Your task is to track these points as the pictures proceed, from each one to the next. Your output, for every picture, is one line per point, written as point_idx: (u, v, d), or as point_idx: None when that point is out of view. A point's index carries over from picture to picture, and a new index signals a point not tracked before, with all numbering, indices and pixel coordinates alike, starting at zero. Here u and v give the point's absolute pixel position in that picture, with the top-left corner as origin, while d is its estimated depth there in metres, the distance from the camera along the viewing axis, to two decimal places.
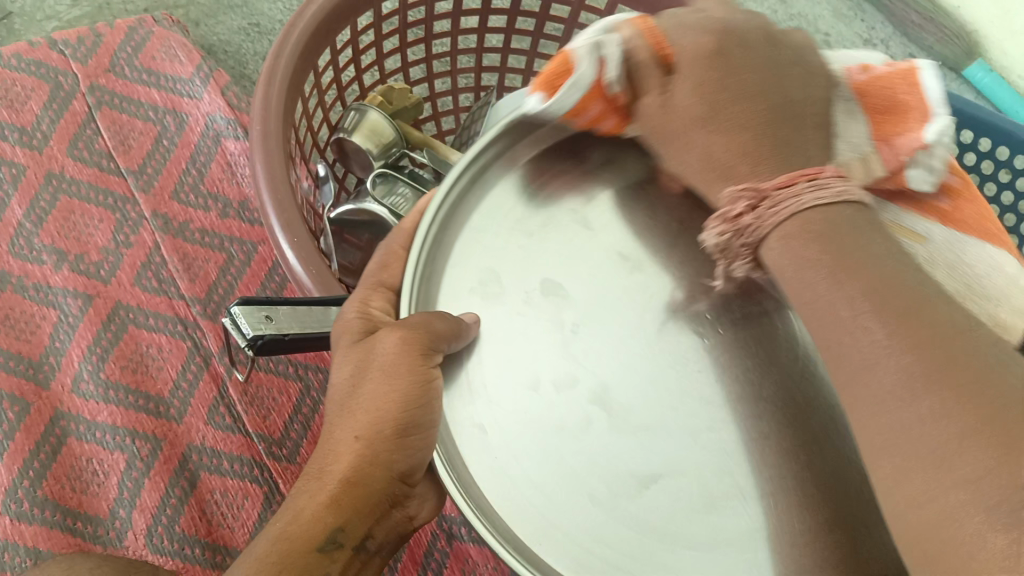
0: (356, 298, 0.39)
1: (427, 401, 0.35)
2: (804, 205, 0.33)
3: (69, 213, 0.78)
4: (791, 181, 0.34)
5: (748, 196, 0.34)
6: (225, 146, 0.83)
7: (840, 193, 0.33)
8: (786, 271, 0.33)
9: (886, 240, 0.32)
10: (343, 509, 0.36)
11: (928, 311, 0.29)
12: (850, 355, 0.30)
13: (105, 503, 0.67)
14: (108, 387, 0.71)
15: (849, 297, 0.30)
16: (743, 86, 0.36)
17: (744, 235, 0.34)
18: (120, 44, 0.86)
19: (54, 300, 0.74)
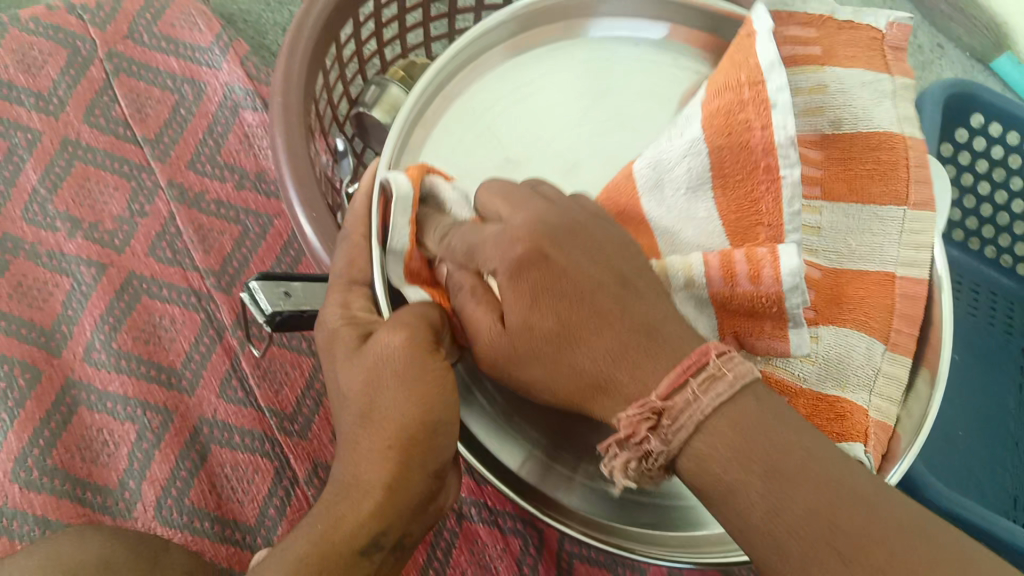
0: (339, 302, 0.38)
1: (443, 399, 0.35)
2: (706, 411, 0.32)
3: (84, 180, 0.77)
4: (680, 382, 0.33)
5: (647, 416, 0.33)
6: (242, 117, 0.82)
7: (734, 379, 0.33)
8: (698, 463, 0.32)
9: (765, 411, 0.33)
10: (386, 515, 0.35)
11: (789, 475, 0.32)
12: (730, 508, 0.32)
13: (115, 474, 0.67)
14: (120, 357, 0.71)
15: (724, 476, 0.32)
16: (571, 281, 0.36)
17: (652, 457, 0.33)
18: (139, 10, 0.84)
19: (68, 269, 0.73)
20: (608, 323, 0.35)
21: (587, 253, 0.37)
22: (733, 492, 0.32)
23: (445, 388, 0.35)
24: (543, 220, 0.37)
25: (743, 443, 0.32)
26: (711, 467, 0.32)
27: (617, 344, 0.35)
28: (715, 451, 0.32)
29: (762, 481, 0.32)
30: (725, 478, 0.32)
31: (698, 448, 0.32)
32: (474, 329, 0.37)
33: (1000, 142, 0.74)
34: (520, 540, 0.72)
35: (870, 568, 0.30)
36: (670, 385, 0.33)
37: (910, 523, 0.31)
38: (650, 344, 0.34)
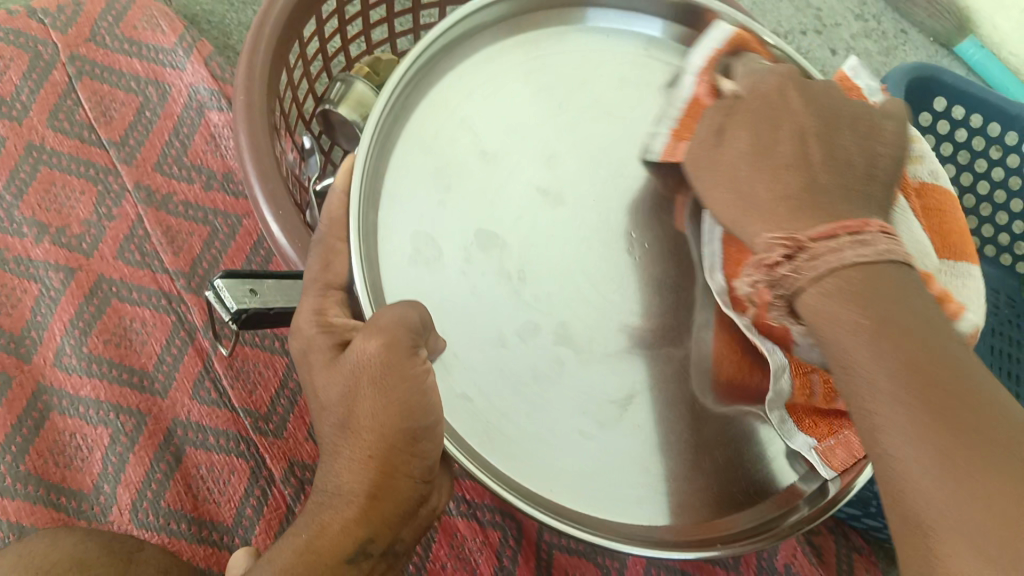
0: (312, 305, 0.38)
1: (424, 402, 0.35)
2: (846, 262, 0.34)
3: (50, 185, 0.76)
4: (833, 232, 0.35)
5: (785, 244, 0.35)
6: (208, 118, 0.82)
7: (884, 249, 0.34)
8: (816, 305, 0.34)
9: (918, 295, 0.33)
10: (373, 524, 0.35)
11: (938, 370, 0.30)
12: (856, 394, 0.32)
13: (89, 478, 0.67)
14: (92, 361, 0.70)
15: (863, 351, 0.32)
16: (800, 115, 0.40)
17: (779, 284, 0.36)
18: (101, 13, 0.84)
19: (36, 274, 0.73)
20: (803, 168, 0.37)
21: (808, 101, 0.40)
22: (851, 364, 0.32)
23: (366, 391, 0.35)
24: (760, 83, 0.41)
25: (871, 299, 0.33)
26: (839, 326, 0.33)
27: (795, 201, 0.37)
28: (839, 311, 0.33)
29: (905, 371, 0.31)
30: (849, 341, 0.32)
31: (818, 299, 0.34)
32: (416, 325, 0.36)
33: (964, 125, 0.76)
34: (498, 532, 0.73)
35: (987, 465, 0.28)
36: (817, 234, 0.35)
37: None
38: (818, 214, 0.36)
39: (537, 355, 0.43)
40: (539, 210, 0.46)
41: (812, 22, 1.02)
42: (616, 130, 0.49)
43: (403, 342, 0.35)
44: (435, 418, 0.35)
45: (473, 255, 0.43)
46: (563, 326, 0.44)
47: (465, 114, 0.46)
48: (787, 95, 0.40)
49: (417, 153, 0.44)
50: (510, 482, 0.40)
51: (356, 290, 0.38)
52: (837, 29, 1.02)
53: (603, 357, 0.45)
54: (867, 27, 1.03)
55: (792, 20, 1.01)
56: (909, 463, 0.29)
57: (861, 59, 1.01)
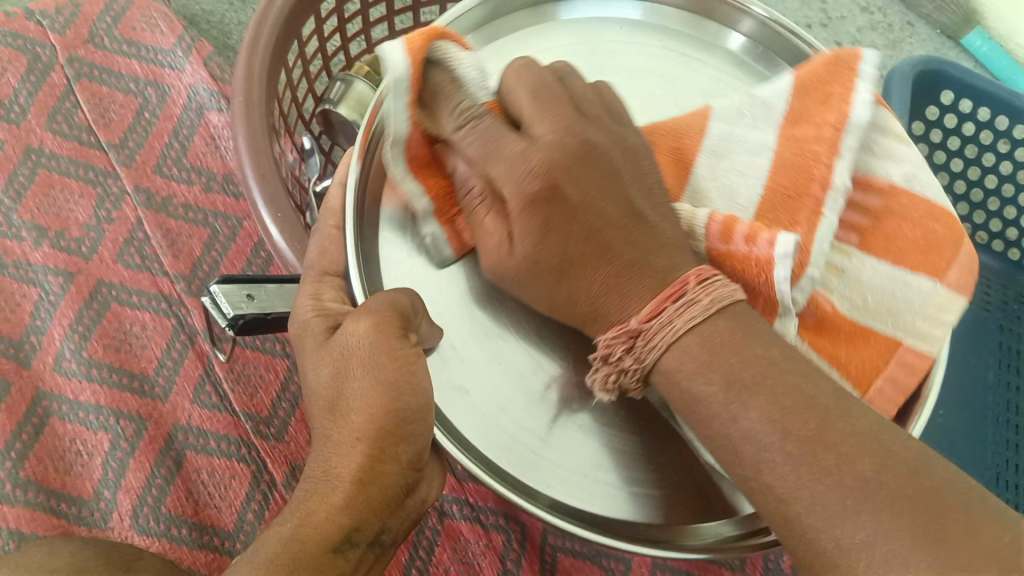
0: (308, 290, 0.37)
1: (416, 385, 0.34)
2: (679, 331, 0.34)
3: (49, 188, 0.76)
4: (659, 307, 0.34)
5: (623, 337, 0.35)
6: (207, 118, 0.81)
7: (711, 302, 0.34)
8: (684, 388, 0.34)
9: (761, 337, 0.34)
10: (360, 511, 0.34)
11: (827, 428, 0.31)
12: (754, 475, 0.32)
13: (89, 484, 0.66)
14: (91, 366, 0.70)
15: (751, 419, 0.32)
16: (580, 216, 0.36)
17: (628, 372, 0.35)
18: (99, 13, 0.83)
19: (35, 278, 0.72)
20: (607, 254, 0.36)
21: (597, 187, 0.37)
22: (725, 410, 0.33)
23: (353, 377, 0.34)
24: (563, 143, 0.37)
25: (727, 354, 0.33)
26: (695, 381, 0.33)
27: (614, 263, 0.36)
28: (707, 362, 0.34)
29: (792, 439, 0.31)
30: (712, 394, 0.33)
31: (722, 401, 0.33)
32: (408, 309, 0.35)
33: (971, 118, 0.74)
34: (502, 536, 0.72)
35: (901, 506, 0.29)
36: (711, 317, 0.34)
37: (971, 509, 0.30)
38: (647, 270, 0.35)
39: (542, 347, 0.40)
40: None
41: (817, 14, 1.01)
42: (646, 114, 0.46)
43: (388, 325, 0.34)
44: (427, 400, 0.34)
45: (476, 249, 0.41)
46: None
47: None
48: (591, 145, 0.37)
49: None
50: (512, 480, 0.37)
51: (351, 277, 0.37)
52: (842, 23, 1.01)
53: None
54: (872, 20, 1.02)
55: (797, 13, 1.01)
56: (829, 526, 0.30)
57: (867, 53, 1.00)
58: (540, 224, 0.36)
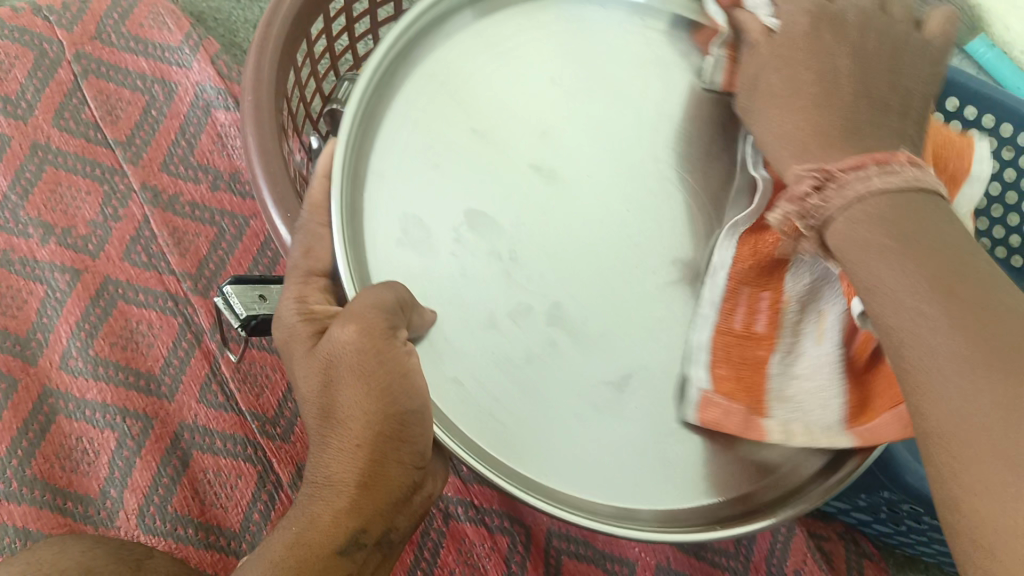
0: (294, 287, 0.36)
1: (411, 388, 0.34)
2: (873, 188, 0.34)
3: (55, 185, 0.76)
4: (862, 164, 0.35)
5: (816, 176, 0.36)
6: (215, 117, 0.81)
7: (913, 178, 0.34)
8: (857, 237, 0.33)
9: (955, 228, 0.33)
10: (364, 513, 0.35)
11: (982, 298, 0.29)
12: (896, 325, 0.31)
13: (96, 482, 0.66)
14: (98, 364, 0.70)
15: (904, 277, 0.31)
16: (847, 104, 0.38)
17: (810, 213, 0.36)
18: (106, 10, 0.83)
19: (41, 275, 0.72)
20: (841, 120, 0.38)
21: (856, 93, 0.39)
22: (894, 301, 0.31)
23: (349, 391, 0.34)
24: (792, 25, 0.40)
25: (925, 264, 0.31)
26: (860, 228, 0.34)
27: (832, 138, 0.38)
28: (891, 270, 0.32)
29: (937, 285, 0.30)
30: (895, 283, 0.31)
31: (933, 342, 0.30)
32: (396, 305, 0.34)
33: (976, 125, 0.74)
34: (507, 538, 0.72)
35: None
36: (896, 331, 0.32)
37: None
38: (857, 140, 0.37)
39: (531, 336, 0.40)
40: (533, 190, 0.41)
41: None
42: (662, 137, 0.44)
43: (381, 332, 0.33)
44: (422, 403, 0.34)
45: (463, 235, 0.39)
46: (561, 307, 0.40)
47: (455, 86, 0.42)
48: (821, 34, 0.40)
49: (417, 125, 0.40)
50: (511, 471, 0.38)
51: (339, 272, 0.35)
52: None
53: (603, 339, 0.41)
54: None
55: None
56: (941, 386, 0.28)
57: None
58: (787, 70, 0.40)
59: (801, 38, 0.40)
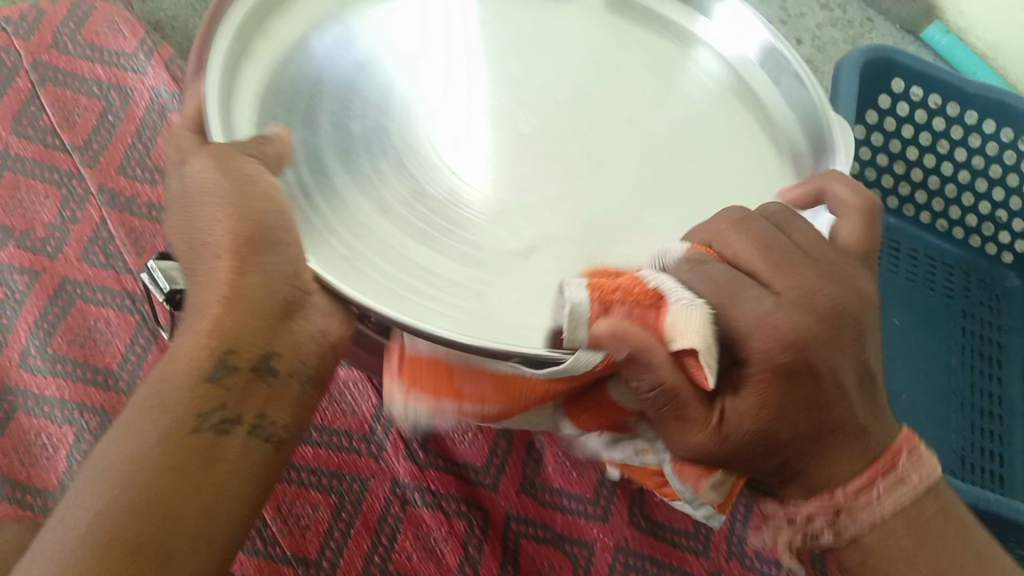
0: (173, 148, 0.47)
1: (276, 200, 0.45)
2: (887, 511, 0.43)
3: (14, 190, 0.77)
4: (872, 483, 0.42)
5: (829, 514, 0.43)
6: (170, 119, 0.82)
7: (920, 485, 0.43)
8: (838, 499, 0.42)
9: (915, 465, 0.43)
10: (236, 327, 0.45)
11: (888, 463, 0.42)
12: (826, 486, 0.42)
13: (54, 476, 0.67)
14: (56, 361, 0.71)
15: (864, 497, 0.42)
16: (821, 396, 0.39)
17: (819, 521, 0.43)
18: (63, 20, 0.85)
19: (1, 277, 0.74)
20: (817, 414, 0.40)
21: (805, 400, 0.39)
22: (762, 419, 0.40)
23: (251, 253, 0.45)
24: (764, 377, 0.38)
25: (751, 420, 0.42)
26: (863, 517, 0.43)
27: (814, 437, 0.41)
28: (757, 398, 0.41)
29: (868, 472, 0.42)
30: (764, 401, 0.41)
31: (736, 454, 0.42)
32: (260, 144, 0.45)
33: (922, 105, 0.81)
34: (463, 522, 0.72)
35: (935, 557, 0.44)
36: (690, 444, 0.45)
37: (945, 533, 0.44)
38: (855, 447, 0.42)
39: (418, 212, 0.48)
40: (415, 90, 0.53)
41: (777, 12, 1.04)
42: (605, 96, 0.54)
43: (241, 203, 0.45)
44: (281, 207, 0.45)
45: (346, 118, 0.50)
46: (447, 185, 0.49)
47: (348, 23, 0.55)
48: (789, 389, 0.38)
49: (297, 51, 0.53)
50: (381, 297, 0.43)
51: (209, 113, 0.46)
52: (802, 20, 1.03)
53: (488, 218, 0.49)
54: (832, 15, 1.04)
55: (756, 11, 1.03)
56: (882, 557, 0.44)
57: (827, 48, 1.02)
58: (769, 409, 0.39)
59: (758, 387, 0.38)
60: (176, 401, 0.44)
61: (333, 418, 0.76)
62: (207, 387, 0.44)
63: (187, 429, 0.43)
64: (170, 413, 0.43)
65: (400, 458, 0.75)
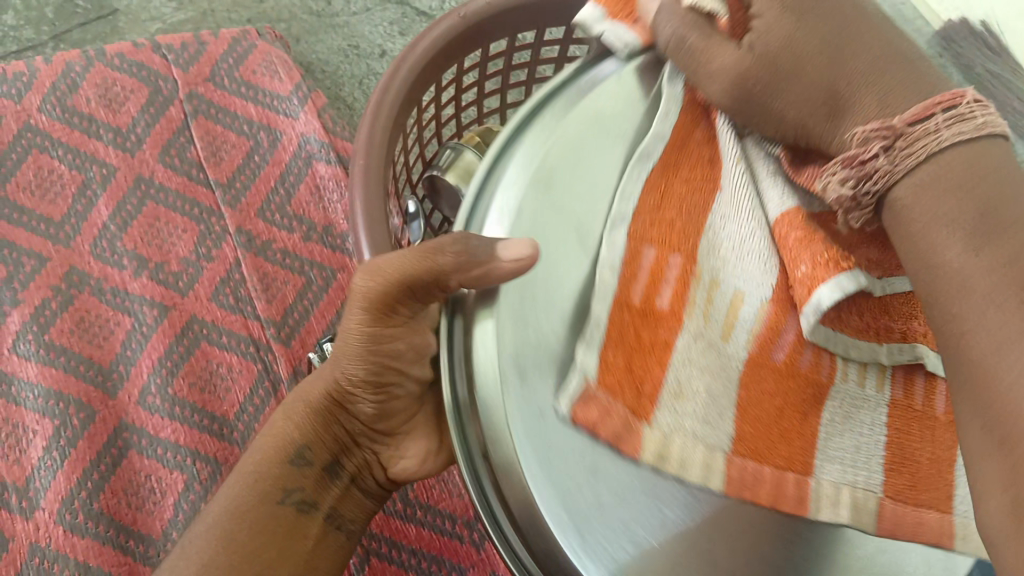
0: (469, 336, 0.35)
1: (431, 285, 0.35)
2: (946, 142, 0.32)
3: (154, 220, 0.77)
4: (929, 111, 0.32)
5: (883, 134, 0.33)
6: (316, 168, 0.82)
7: (983, 123, 0.32)
8: (952, 278, 0.31)
9: (998, 180, 0.32)
10: (309, 428, 0.41)
11: None
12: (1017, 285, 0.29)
13: (159, 523, 0.66)
14: (175, 404, 0.70)
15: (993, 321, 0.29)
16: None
17: (868, 196, 0.33)
18: (223, 54, 0.85)
19: (130, 307, 0.73)
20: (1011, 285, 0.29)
21: (982, 245, 0.31)
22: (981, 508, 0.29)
23: (353, 330, 0.38)
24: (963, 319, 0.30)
25: (954, 216, 0.31)
26: (952, 255, 0.31)
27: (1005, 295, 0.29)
28: (965, 305, 0.30)
29: (999, 273, 0.30)
30: (973, 317, 0.30)
31: (902, 188, 0.32)
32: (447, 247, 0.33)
33: None
34: None
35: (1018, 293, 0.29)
36: (913, 113, 0.32)
37: None
38: None
39: None
40: None
41: None
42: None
43: (400, 296, 0.36)
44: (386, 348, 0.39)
45: None
46: None
47: None
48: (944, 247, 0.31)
49: None
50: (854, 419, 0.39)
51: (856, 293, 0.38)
52: None
53: None
54: None
55: None
56: (970, 329, 0.30)
57: None
58: (947, 292, 0.31)
59: (936, 189, 0.32)
60: (247, 483, 0.40)
61: (438, 497, 0.71)
62: (288, 481, 0.41)
63: (268, 503, 0.40)
64: (259, 482, 0.40)
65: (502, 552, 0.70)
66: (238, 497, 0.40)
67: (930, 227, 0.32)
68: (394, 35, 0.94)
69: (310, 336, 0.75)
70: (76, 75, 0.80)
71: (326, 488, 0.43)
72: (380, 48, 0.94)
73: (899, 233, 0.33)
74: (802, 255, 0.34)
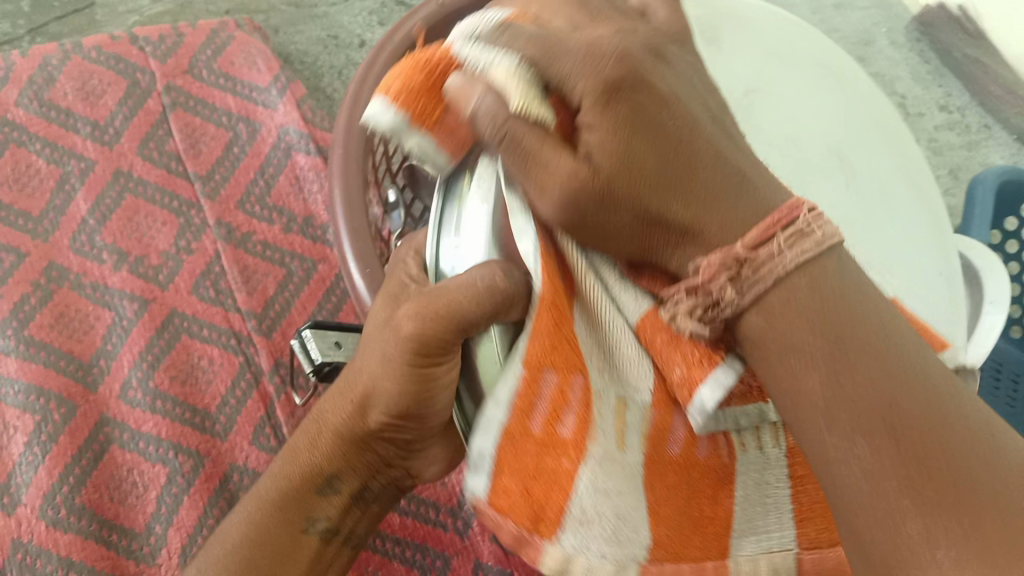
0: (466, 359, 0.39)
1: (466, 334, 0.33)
2: (789, 266, 0.32)
3: (133, 213, 0.76)
4: (767, 234, 0.32)
5: (726, 265, 0.32)
6: (295, 160, 0.82)
7: (822, 238, 0.32)
8: (811, 406, 0.32)
9: (849, 304, 0.32)
10: (338, 462, 0.39)
11: (921, 428, 0.30)
12: (914, 435, 0.30)
13: (142, 517, 0.66)
14: (156, 397, 0.70)
15: (898, 501, 0.30)
16: (904, 418, 0.31)
17: (725, 310, 0.32)
18: (200, 45, 0.84)
19: (110, 302, 0.73)
20: (890, 440, 0.30)
21: (866, 377, 0.31)
22: None
23: (377, 372, 0.35)
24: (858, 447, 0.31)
25: (819, 351, 0.32)
26: (828, 443, 0.31)
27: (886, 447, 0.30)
28: (834, 426, 0.31)
29: (878, 421, 0.31)
30: (853, 464, 0.31)
31: (754, 320, 0.32)
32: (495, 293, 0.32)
33: None
34: None
35: (898, 447, 0.30)
36: (749, 242, 0.32)
37: (966, 449, 0.30)
38: (926, 462, 0.30)
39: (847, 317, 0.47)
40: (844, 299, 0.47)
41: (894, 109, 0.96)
42: (785, 126, 0.46)
43: (446, 339, 0.33)
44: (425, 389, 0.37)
45: None
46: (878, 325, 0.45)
47: None
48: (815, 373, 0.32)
49: None
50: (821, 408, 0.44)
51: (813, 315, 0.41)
52: (919, 120, 0.96)
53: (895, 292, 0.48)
54: (951, 119, 0.96)
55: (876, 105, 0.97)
56: (842, 474, 0.31)
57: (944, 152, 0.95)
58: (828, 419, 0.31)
59: (796, 321, 0.32)
60: (269, 508, 0.40)
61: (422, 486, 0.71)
62: (311, 509, 0.41)
63: (289, 532, 0.40)
64: (283, 510, 0.40)
65: (485, 538, 0.70)
66: (260, 526, 0.40)
67: (790, 345, 0.32)
68: (373, 24, 0.94)
69: (292, 327, 0.75)
70: (52, 69, 0.79)
71: (348, 507, 0.42)
72: (359, 38, 0.93)
73: (760, 363, 0.33)
74: (672, 360, 0.33)
